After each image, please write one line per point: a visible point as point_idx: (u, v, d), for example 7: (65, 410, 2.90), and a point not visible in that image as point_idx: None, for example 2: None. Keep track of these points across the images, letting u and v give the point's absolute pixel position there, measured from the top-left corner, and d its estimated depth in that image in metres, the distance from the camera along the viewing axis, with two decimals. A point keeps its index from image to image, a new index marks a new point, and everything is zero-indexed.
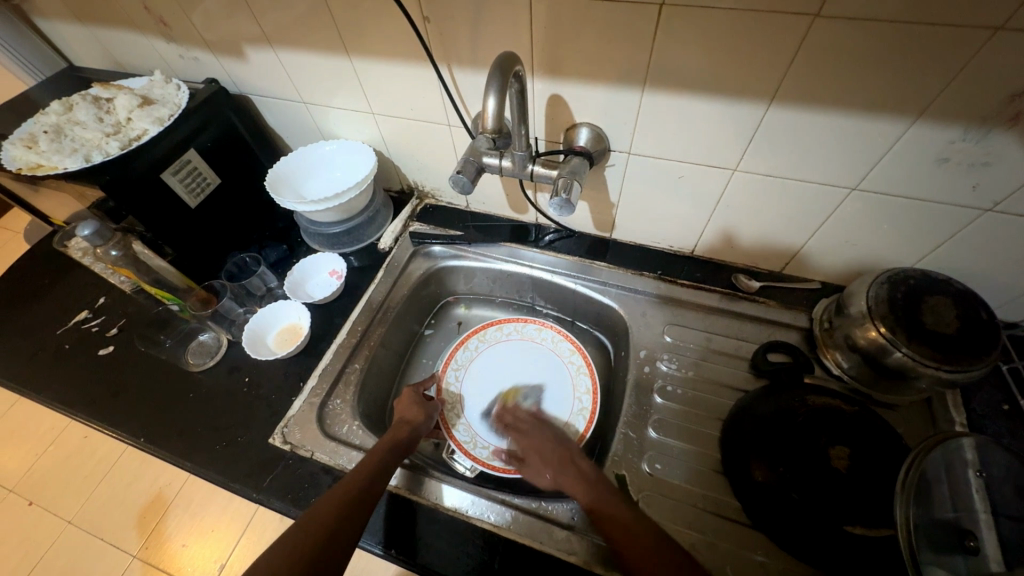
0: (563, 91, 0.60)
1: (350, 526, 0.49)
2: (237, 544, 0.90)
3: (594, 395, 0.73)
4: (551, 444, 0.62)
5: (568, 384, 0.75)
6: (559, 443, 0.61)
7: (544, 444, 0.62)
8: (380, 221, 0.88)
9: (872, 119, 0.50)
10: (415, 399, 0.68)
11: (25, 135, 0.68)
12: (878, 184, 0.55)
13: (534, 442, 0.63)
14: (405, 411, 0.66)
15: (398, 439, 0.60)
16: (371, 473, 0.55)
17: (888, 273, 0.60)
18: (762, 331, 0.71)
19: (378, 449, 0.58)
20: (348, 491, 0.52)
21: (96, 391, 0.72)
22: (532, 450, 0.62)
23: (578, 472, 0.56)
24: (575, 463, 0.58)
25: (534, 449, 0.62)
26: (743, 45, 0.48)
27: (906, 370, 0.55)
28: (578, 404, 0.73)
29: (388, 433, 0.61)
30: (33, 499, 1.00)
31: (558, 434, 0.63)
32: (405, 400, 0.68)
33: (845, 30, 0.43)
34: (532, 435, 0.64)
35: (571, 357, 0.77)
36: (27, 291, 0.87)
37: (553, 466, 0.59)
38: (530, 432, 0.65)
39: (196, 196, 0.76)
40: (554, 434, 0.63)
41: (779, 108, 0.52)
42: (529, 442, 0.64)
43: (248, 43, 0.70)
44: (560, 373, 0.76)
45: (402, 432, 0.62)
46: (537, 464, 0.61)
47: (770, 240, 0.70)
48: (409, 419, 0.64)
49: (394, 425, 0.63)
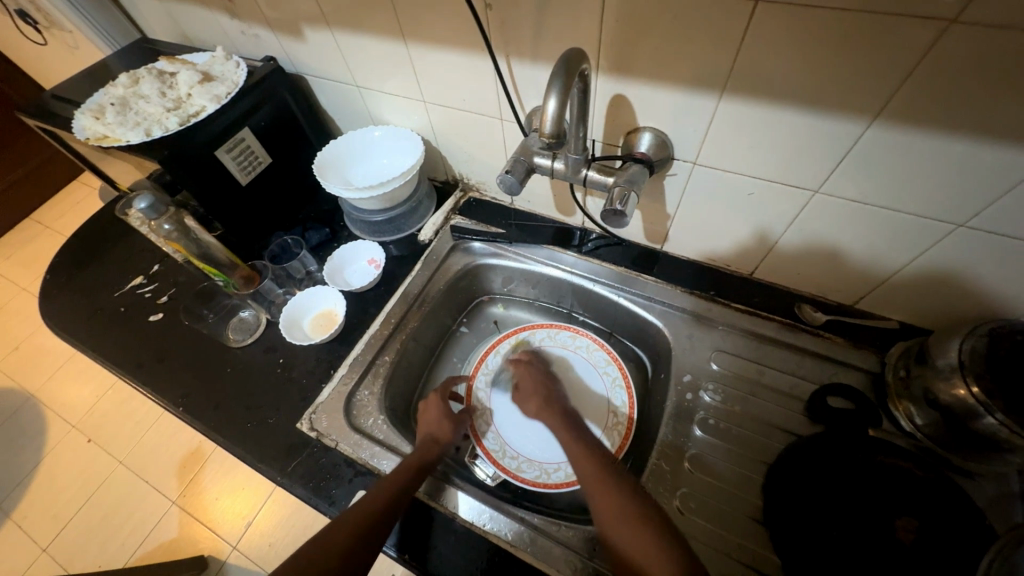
0: (628, 90, 0.55)
1: (364, 547, 0.48)
2: (264, 504, 0.95)
3: (630, 414, 0.69)
4: (540, 383, 0.68)
5: (601, 399, 0.71)
6: (548, 383, 0.68)
7: (537, 384, 0.68)
8: (422, 212, 0.87)
9: (999, 147, 0.42)
10: (442, 410, 0.65)
11: (95, 106, 0.70)
12: (997, 221, 0.47)
13: (528, 374, 0.70)
14: (432, 424, 0.63)
15: (419, 460, 0.57)
16: (394, 493, 0.53)
17: (991, 324, 0.51)
18: (823, 370, 0.64)
19: (406, 465, 0.57)
20: (371, 509, 0.51)
21: (144, 355, 0.75)
22: (528, 384, 0.69)
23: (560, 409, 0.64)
24: (557, 402, 0.66)
25: (528, 381, 0.69)
26: (851, 51, 0.41)
27: (998, 439, 0.48)
28: (614, 419, 0.69)
29: (417, 450, 0.59)
30: (91, 436, 1.08)
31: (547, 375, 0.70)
32: (432, 412, 0.65)
33: (990, 41, 0.36)
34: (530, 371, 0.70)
35: (605, 368, 0.73)
36: (93, 251, 0.93)
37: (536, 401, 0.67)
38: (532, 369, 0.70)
39: (247, 173, 0.77)
40: (547, 375, 0.70)
41: (883, 127, 0.45)
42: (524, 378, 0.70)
43: (307, 22, 0.69)
44: (594, 386, 0.72)
45: (432, 453, 0.59)
46: (525, 393, 0.68)
47: (846, 269, 0.62)
48: (439, 437, 0.61)
49: (424, 442, 0.60)
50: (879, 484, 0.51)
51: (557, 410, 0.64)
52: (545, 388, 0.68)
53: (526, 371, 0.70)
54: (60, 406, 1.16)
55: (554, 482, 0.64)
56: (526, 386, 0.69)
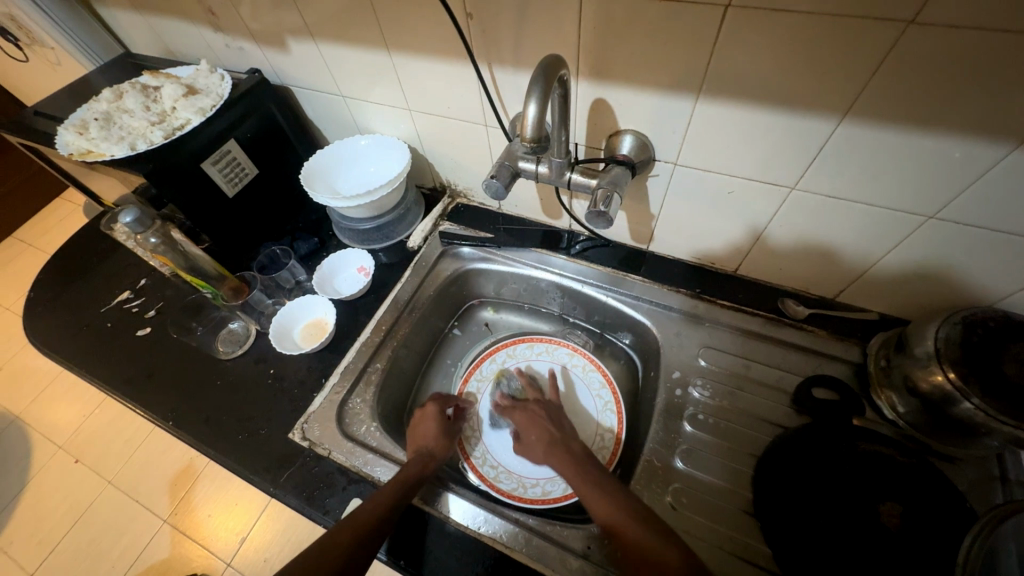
0: (608, 95, 0.57)
1: (360, 555, 0.48)
2: (257, 520, 0.94)
3: (616, 438, 0.69)
4: (545, 424, 0.65)
5: (590, 420, 0.71)
6: (550, 421, 0.65)
7: (539, 423, 0.65)
8: (410, 219, 0.87)
9: (962, 141, 0.43)
10: (437, 423, 0.65)
11: (78, 121, 0.70)
12: (964, 213, 0.49)
13: (527, 418, 0.66)
14: (427, 438, 0.63)
15: (415, 472, 0.57)
16: (389, 505, 0.53)
17: (963, 312, 0.53)
18: (807, 362, 0.66)
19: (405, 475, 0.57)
20: (366, 517, 0.51)
21: (132, 371, 0.74)
22: (527, 426, 0.66)
23: (569, 453, 0.60)
24: (564, 440, 0.62)
25: (528, 425, 0.66)
26: (817, 53, 0.42)
27: (975, 424, 0.49)
28: (599, 443, 0.69)
29: (414, 460, 0.59)
30: (79, 457, 1.06)
31: (552, 413, 0.67)
32: (427, 425, 0.65)
33: (947, 41, 0.38)
34: (527, 412, 0.67)
35: (599, 391, 0.73)
36: (78, 267, 0.92)
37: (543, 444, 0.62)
38: (528, 409, 0.67)
39: (233, 185, 0.77)
40: (548, 413, 0.67)
41: (852, 124, 0.47)
42: (526, 418, 0.67)
43: (290, 34, 0.70)
44: (586, 406, 0.73)
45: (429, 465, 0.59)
46: (530, 438, 0.65)
47: (826, 263, 0.64)
48: (436, 449, 0.62)
49: (422, 454, 0.61)
50: (865, 471, 0.51)
51: (566, 454, 0.59)
52: (552, 427, 0.64)
53: (524, 414, 0.67)
54: (47, 427, 1.13)
55: (530, 498, 0.64)
56: (526, 430, 0.65)
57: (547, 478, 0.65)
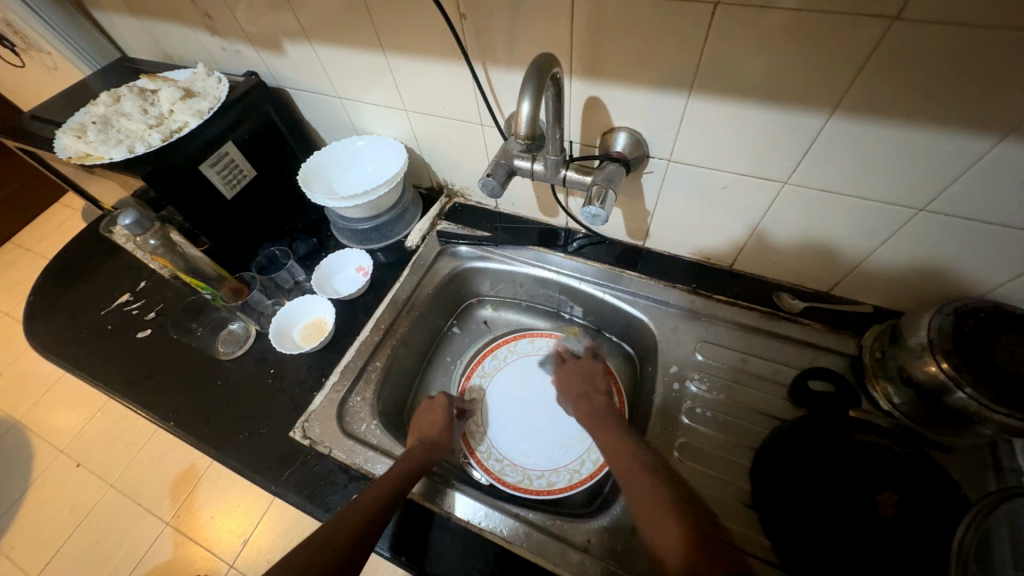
0: (601, 93, 0.57)
1: (360, 545, 0.49)
2: (260, 521, 0.94)
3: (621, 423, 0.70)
4: (582, 382, 0.71)
5: None
6: (590, 379, 0.71)
7: (577, 378, 0.72)
8: (408, 219, 0.88)
9: (949, 134, 0.44)
10: (444, 415, 0.66)
11: (76, 125, 0.71)
12: (954, 205, 0.49)
13: (568, 373, 0.73)
14: (433, 429, 0.64)
15: (417, 462, 0.58)
16: (392, 496, 0.54)
17: (956, 303, 0.54)
18: (803, 355, 0.66)
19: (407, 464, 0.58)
20: (369, 507, 0.52)
21: (133, 373, 0.75)
22: (567, 380, 0.72)
23: (593, 407, 0.66)
24: (593, 395, 0.68)
25: (569, 378, 0.72)
26: (806, 49, 0.43)
27: (969, 414, 0.50)
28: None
29: (414, 450, 0.60)
30: (80, 461, 1.07)
31: (592, 371, 0.73)
32: (434, 416, 0.66)
33: (932, 35, 0.38)
34: (570, 368, 0.74)
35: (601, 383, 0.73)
36: (77, 270, 0.92)
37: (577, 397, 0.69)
38: (574, 365, 0.74)
39: (231, 187, 0.77)
40: (589, 369, 0.73)
41: (841, 119, 0.47)
42: (567, 373, 0.73)
43: (286, 37, 0.70)
44: None
45: (431, 456, 0.60)
46: (567, 390, 0.71)
47: (820, 257, 0.65)
48: (438, 441, 0.63)
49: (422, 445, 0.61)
50: (860, 463, 0.52)
51: (593, 410, 0.66)
52: (588, 384, 0.70)
53: (567, 368, 0.74)
54: (47, 431, 1.14)
55: (535, 489, 0.65)
56: (567, 382, 0.72)
57: (551, 469, 0.67)
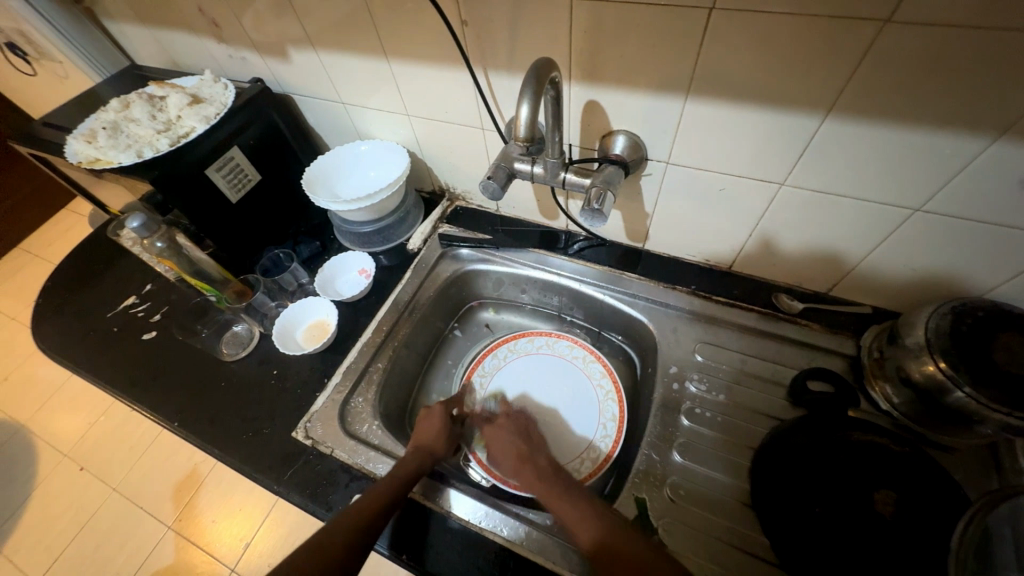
0: (600, 97, 0.58)
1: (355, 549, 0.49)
2: (261, 525, 0.94)
3: (619, 425, 0.69)
4: (513, 441, 0.65)
5: (593, 410, 0.72)
6: (521, 436, 0.66)
7: (509, 436, 0.66)
8: (410, 222, 0.89)
9: (942, 134, 0.45)
10: (441, 421, 0.66)
11: (87, 130, 0.72)
12: (949, 205, 0.50)
13: (497, 433, 0.67)
14: (429, 436, 0.64)
15: (416, 467, 0.58)
16: (391, 503, 0.54)
17: (952, 303, 0.54)
18: (802, 356, 0.67)
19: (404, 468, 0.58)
20: (369, 512, 0.52)
21: (139, 374, 0.76)
22: (497, 443, 0.66)
23: (537, 469, 0.60)
24: (533, 454, 0.63)
25: (497, 442, 0.66)
26: (799, 52, 0.44)
27: (967, 413, 0.50)
28: (602, 431, 0.70)
29: (412, 454, 0.60)
30: (84, 464, 1.07)
31: (522, 428, 0.67)
32: (431, 423, 0.66)
33: (923, 38, 0.39)
34: (496, 427, 0.67)
35: (601, 381, 0.75)
36: (84, 274, 0.94)
37: (512, 462, 0.63)
38: (498, 426, 0.67)
39: (237, 191, 0.79)
40: (519, 428, 0.67)
41: (836, 120, 0.48)
42: (495, 433, 0.67)
43: (292, 44, 0.72)
44: (588, 397, 0.74)
45: (426, 462, 0.60)
46: (498, 454, 0.65)
47: (818, 258, 0.65)
48: (434, 446, 0.63)
49: (419, 450, 0.61)
50: (861, 461, 0.52)
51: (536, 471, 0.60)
52: (523, 442, 0.65)
53: (494, 429, 0.67)
54: (51, 435, 1.14)
55: None
56: (496, 446, 0.66)
57: None
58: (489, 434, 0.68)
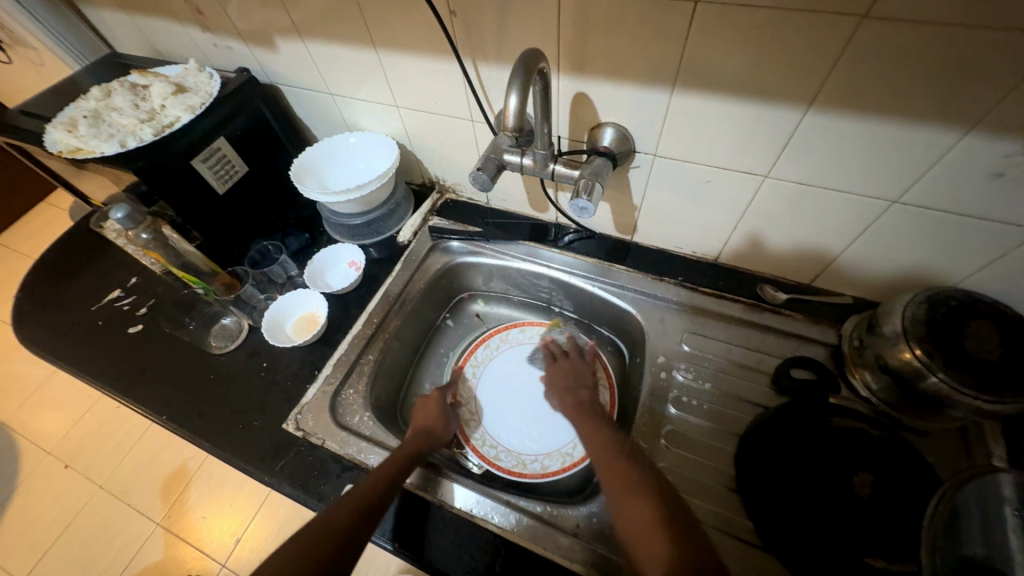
0: (588, 89, 0.59)
1: (352, 538, 0.50)
2: (252, 519, 0.93)
3: (610, 406, 0.72)
4: (569, 378, 0.72)
5: None
6: (578, 375, 0.73)
7: (566, 373, 0.73)
8: (400, 214, 0.89)
9: (918, 128, 0.46)
10: (438, 405, 0.68)
11: (67, 119, 0.71)
12: (925, 197, 0.52)
13: (557, 367, 0.74)
14: (426, 418, 0.65)
15: (411, 451, 0.59)
16: (387, 484, 0.54)
17: (928, 292, 0.56)
18: (786, 345, 0.68)
19: (402, 454, 0.58)
20: (362, 498, 0.53)
21: (125, 367, 0.75)
22: (557, 375, 0.73)
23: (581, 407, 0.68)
24: (578, 389, 0.70)
25: (557, 373, 0.74)
26: (782, 45, 0.45)
27: (941, 398, 0.52)
28: None
29: (409, 439, 0.61)
30: (69, 462, 1.06)
31: (583, 369, 0.74)
32: (428, 407, 0.68)
33: (899, 33, 0.40)
34: (559, 362, 0.75)
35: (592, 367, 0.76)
36: (66, 267, 0.92)
37: (563, 395, 0.70)
38: (563, 361, 0.75)
39: (223, 182, 0.78)
40: (577, 366, 0.74)
41: (818, 113, 0.49)
42: (558, 367, 0.74)
43: (278, 33, 0.71)
44: None
45: (422, 441, 0.61)
46: (555, 382, 0.73)
47: (801, 250, 0.67)
48: (431, 428, 0.64)
49: (416, 433, 0.62)
50: (839, 446, 0.54)
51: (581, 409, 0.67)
52: (575, 380, 0.72)
53: (556, 363, 0.75)
54: (34, 433, 1.12)
55: (529, 472, 0.67)
56: (554, 377, 0.73)
57: (545, 453, 0.69)
58: (551, 365, 0.75)
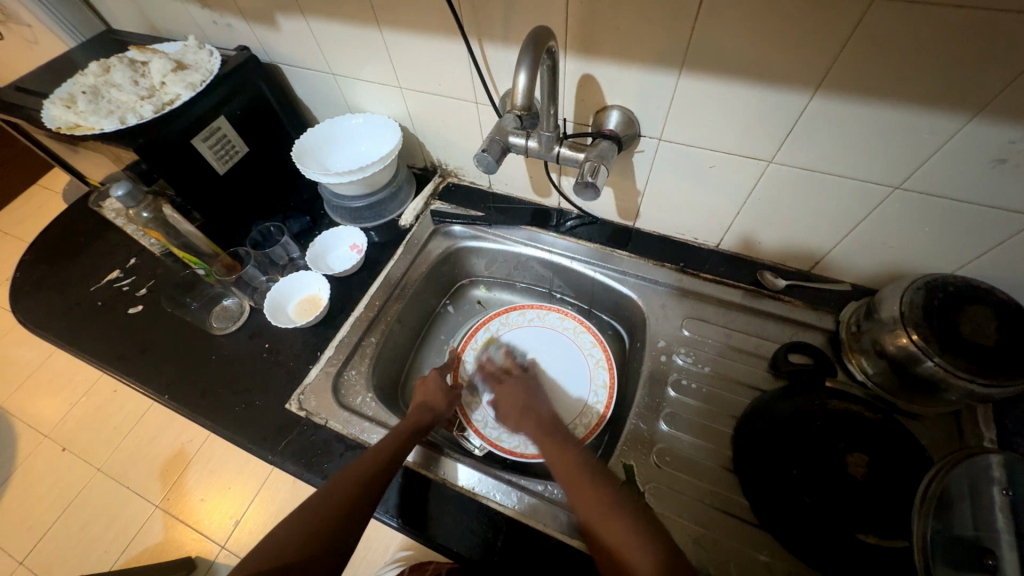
0: (594, 70, 0.58)
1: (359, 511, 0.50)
2: (252, 502, 0.94)
3: (609, 391, 0.72)
4: (521, 399, 0.66)
5: (584, 380, 0.74)
6: (531, 397, 0.67)
7: (518, 394, 0.67)
8: (402, 197, 0.88)
9: (923, 113, 0.46)
10: (438, 383, 0.69)
11: (65, 95, 0.70)
12: (927, 183, 0.52)
13: (506, 390, 0.68)
14: (427, 395, 0.66)
15: (414, 423, 0.61)
16: (393, 456, 0.56)
17: (927, 278, 0.57)
18: (784, 330, 0.69)
19: (400, 428, 0.60)
20: (364, 474, 0.53)
21: (125, 347, 0.75)
22: (506, 399, 0.67)
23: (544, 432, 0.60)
24: (533, 412, 0.64)
25: (506, 397, 0.68)
26: (791, 27, 0.45)
27: (936, 381, 0.53)
28: (593, 398, 0.72)
29: (411, 416, 0.62)
30: (67, 445, 1.06)
31: (530, 387, 0.69)
32: (428, 386, 0.68)
33: (910, 15, 0.40)
34: (504, 386, 0.69)
35: (591, 351, 0.76)
36: (63, 248, 0.91)
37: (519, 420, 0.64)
38: (506, 383, 0.69)
39: (224, 162, 0.77)
40: (525, 386, 0.69)
41: (824, 98, 0.49)
42: (503, 389, 0.69)
43: (280, 11, 0.70)
44: (579, 366, 0.75)
45: (423, 416, 0.62)
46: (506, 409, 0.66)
47: (802, 235, 0.67)
48: (431, 405, 0.65)
49: (418, 410, 0.64)
50: (836, 426, 0.54)
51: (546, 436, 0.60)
52: (530, 401, 0.66)
53: (501, 387, 0.69)
54: (31, 416, 1.12)
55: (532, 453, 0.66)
56: (503, 403, 0.67)
57: None
58: (496, 389, 0.70)
